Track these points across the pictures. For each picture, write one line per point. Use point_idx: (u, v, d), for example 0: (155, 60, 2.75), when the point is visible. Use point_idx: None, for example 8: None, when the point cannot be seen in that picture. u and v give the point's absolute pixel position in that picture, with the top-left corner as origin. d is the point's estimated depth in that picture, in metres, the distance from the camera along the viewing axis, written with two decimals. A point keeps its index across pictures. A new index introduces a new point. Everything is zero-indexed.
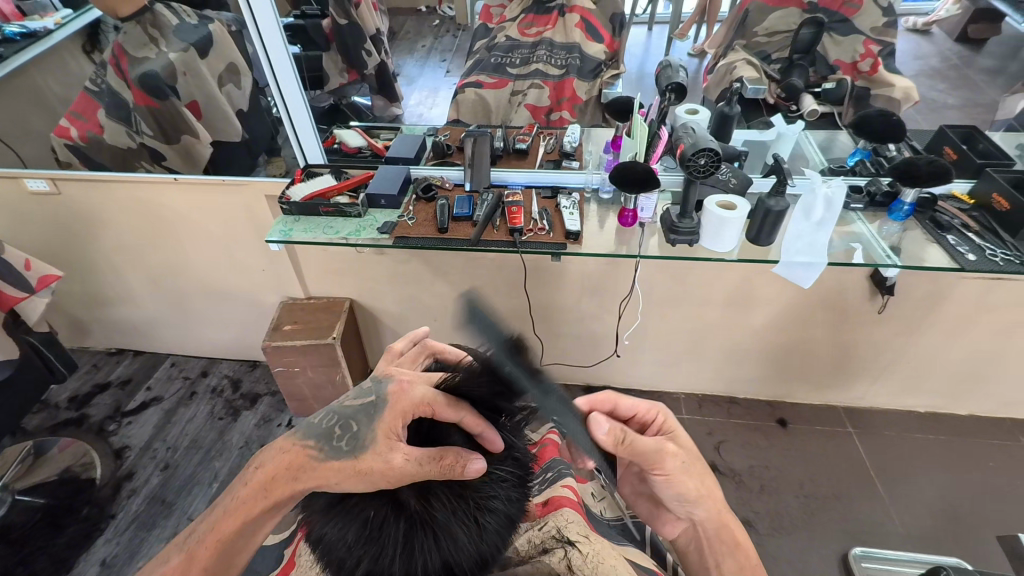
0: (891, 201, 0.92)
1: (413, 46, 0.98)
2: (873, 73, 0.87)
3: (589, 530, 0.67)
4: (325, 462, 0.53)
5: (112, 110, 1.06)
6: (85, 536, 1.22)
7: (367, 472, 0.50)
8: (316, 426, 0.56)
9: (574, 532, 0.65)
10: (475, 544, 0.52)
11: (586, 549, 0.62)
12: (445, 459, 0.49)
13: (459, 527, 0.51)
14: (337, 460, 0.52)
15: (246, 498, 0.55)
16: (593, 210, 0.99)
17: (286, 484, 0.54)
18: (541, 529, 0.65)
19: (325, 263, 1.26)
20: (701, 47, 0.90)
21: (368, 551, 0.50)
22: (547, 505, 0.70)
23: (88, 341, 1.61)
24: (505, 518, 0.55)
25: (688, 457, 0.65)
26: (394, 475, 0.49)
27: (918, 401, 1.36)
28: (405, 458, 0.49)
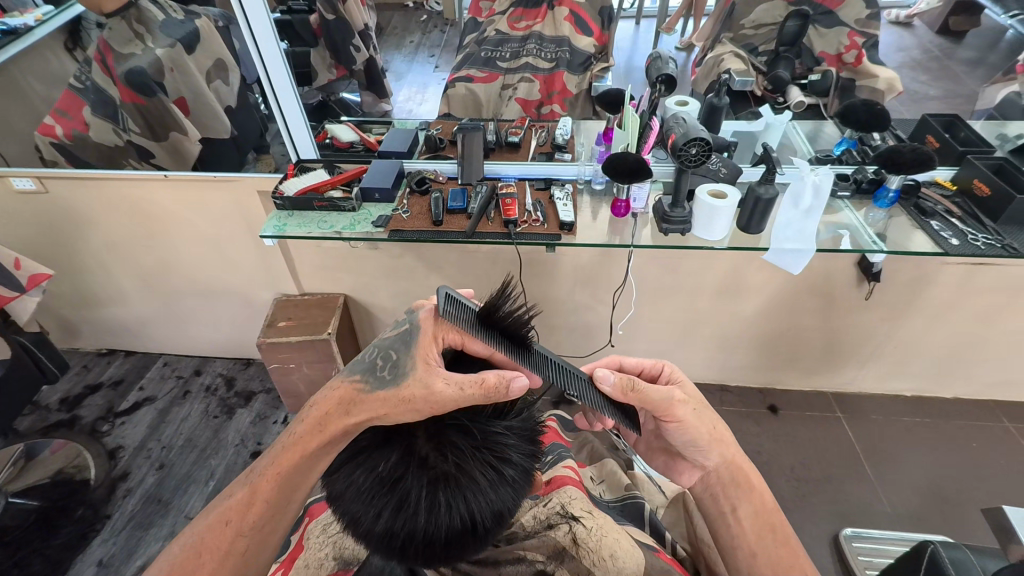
0: (876, 189, 0.94)
1: (402, 42, 0.98)
2: (857, 64, 0.88)
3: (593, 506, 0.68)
4: (370, 396, 0.51)
5: (96, 106, 1.04)
6: (79, 537, 1.21)
7: (415, 398, 0.48)
8: (362, 362, 0.55)
9: (577, 508, 0.66)
10: (496, 495, 0.49)
11: (590, 524, 0.63)
12: (490, 382, 0.50)
13: (480, 477, 0.48)
14: (383, 390, 0.51)
15: (302, 434, 0.53)
16: (586, 202, 0.99)
17: (339, 422, 0.52)
18: (546, 505, 0.66)
19: (318, 259, 1.26)
20: (688, 41, 0.93)
21: (389, 503, 0.47)
22: (552, 482, 0.70)
23: (77, 342, 1.59)
24: (524, 468, 0.53)
25: (698, 403, 0.63)
26: (438, 401, 0.48)
27: (904, 386, 1.40)
28: (446, 382, 0.48)
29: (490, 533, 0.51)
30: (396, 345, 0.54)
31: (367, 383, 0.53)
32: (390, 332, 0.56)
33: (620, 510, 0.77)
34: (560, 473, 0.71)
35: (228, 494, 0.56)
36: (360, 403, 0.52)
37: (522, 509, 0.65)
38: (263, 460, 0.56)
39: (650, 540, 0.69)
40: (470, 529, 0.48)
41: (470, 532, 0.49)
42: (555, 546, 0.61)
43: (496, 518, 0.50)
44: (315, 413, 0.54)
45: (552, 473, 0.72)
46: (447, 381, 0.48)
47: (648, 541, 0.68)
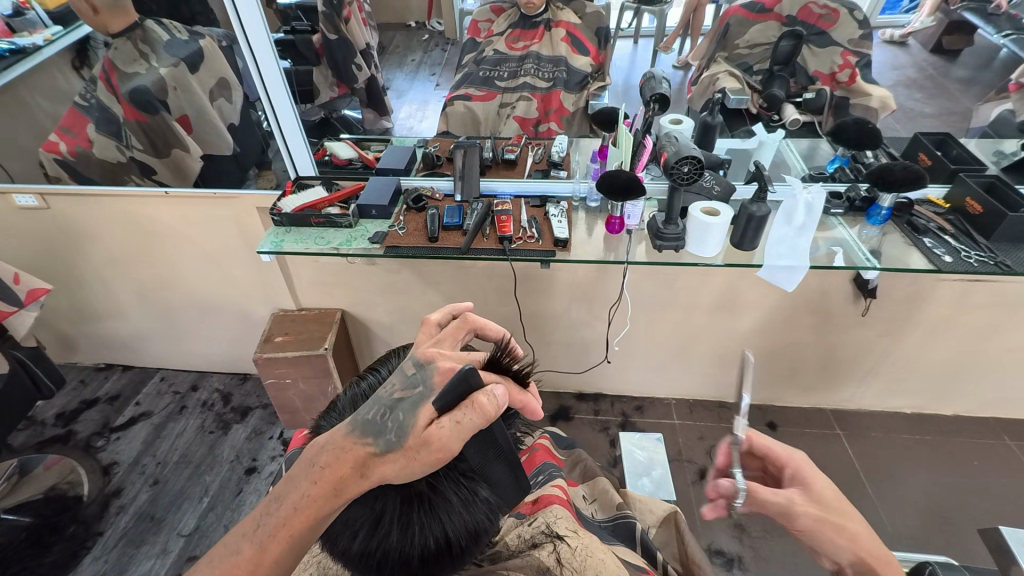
0: (869, 206, 0.95)
1: (403, 61, 0.98)
2: (851, 83, 0.90)
3: (579, 526, 0.67)
4: (382, 458, 0.47)
5: (101, 125, 1.06)
6: (70, 555, 1.20)
7: (420, 447, 0.46)
8: (368, 420, 0.49)
9: (563, 528, 0.65)
10: (471, 515, 0.50)
11: (575, 543, 0.62)
12: (486, 410, 0.47)
13: (453, 495, 0.50)
14: (397, 450, 0.47)
15: (315, 498, 0.47)
16: (582, 218, 1.00)
17: (355, 487, 0.47)
18: (531, 525, 0.66)
19: (315, 274, 1.27)
20: (685, 59, 0.93)
21: (365, 521, 0.49)
22: (537, 503, 0.70)
23: (75, 356, 1.59)
24: (505, 489, 0.53)
25: None
26: (445, 453, 0.46)
27: (903, 403, 1.39)
28: (441, 425, 0.47)
29: (468, 555, 0.51)
30: (401, 404, 0.49)
31: (378, 444, 0.47)
32: (399, 391, 0.51)
33: (611, 529, 0.76)
34: (547, 492, 0.71)
35: (233, 552, 0.47)
36: (373, 465, 0.47)
37: (507, 529, 0.65)
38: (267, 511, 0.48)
39: (639, 562, 0.67)
40: (446, 550, 0.49)
41: (445, 553, 0.49)
42: (539, 565, 0.59)
43: (472, 540, 0.51)
44: (330, 474, 0.47)
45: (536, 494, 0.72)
46: (441, 423, 0.47)
47: (636, 563, 0.66)
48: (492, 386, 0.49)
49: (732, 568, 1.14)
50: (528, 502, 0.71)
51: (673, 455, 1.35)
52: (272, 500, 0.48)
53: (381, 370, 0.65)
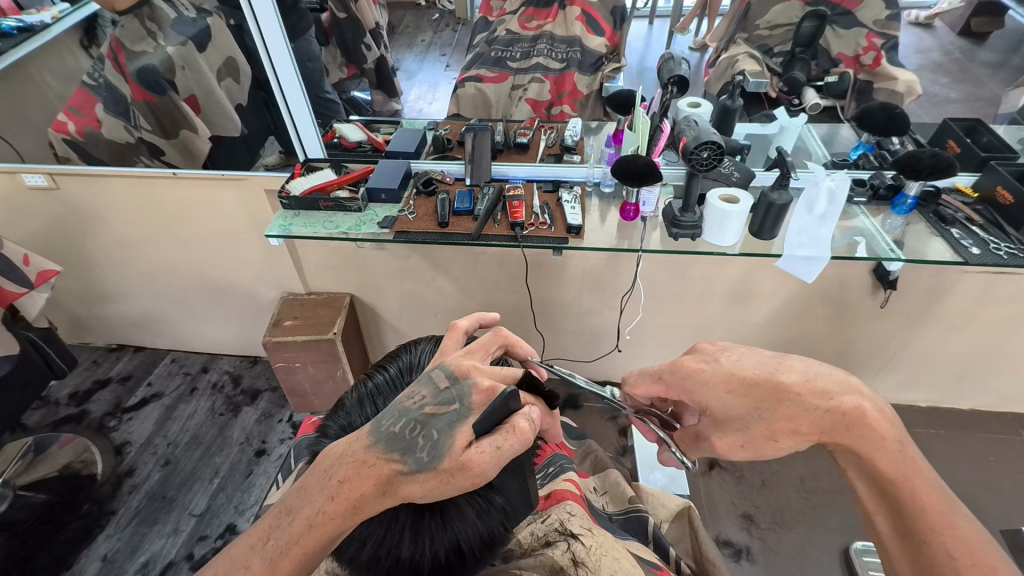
0: (894, 194, 0.92)
1: (414, 41, 1.01)
2: (875, 66, 0.87)
3: (593, 523, 0.66)
4: (410, 477, 0.47)
5: (108, 103, 1.05)
6: (85, 533, 1.22)
7: (456, 470, 0.48)
8: (393, 435, 0.49)
9: (576, 525, 0.64)
10: (485, 525, 0.51)
11: (589, 542, 0.61)
12: (525, 435, 0.50)
13: (467, 506, 0.51)
14: (425, 473, 0.47)
15: (330, 517, 0.45)
16: (595, 205, 0.97)
17: (374, 505, 0.47)
18: (543, 522, 0.65)
19: (324, 258, 1.26)
20: (702, 41, 0.91)
21: (377, 529, 0.49)
22: (551, 498, 0.68)
23: (87, 337, 1.61)
24: (517, 499, 0.55)
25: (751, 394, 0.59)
26: (480, 474, 0.48)
27: (918, 396, 1.36)
28: (482, 450, 0.48)
29: (479, 566, 0.52)
30: (435, 422, 0.51)
31: (407, 462, 0.47)
32: (430, 407, 0.52)
33: (622, 524, 0.75)
34: (560, 488, 0.69)
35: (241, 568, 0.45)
36: (399, 483, 0.47)
37: (520, 527, 0.65)
38: (278, 526, 0.46)
39: (653, 557, 0.67)
40: (458, 562, 0.49)
41: (458, 564, 0.49)
42: (552, 565, 0.58)
43: (484, 551, 0.52)
44: (349, 492, 0.46)
45: (549, 488, 0.70)
46: (482, 447, 0.49)
47: (650, 558, 0.65)
48: (529, 410, 0.52)
49: (740, 557, 1.14)
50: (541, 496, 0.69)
51: None
52: (284, 513, 0.46)
53: (390, 368, 0.64)
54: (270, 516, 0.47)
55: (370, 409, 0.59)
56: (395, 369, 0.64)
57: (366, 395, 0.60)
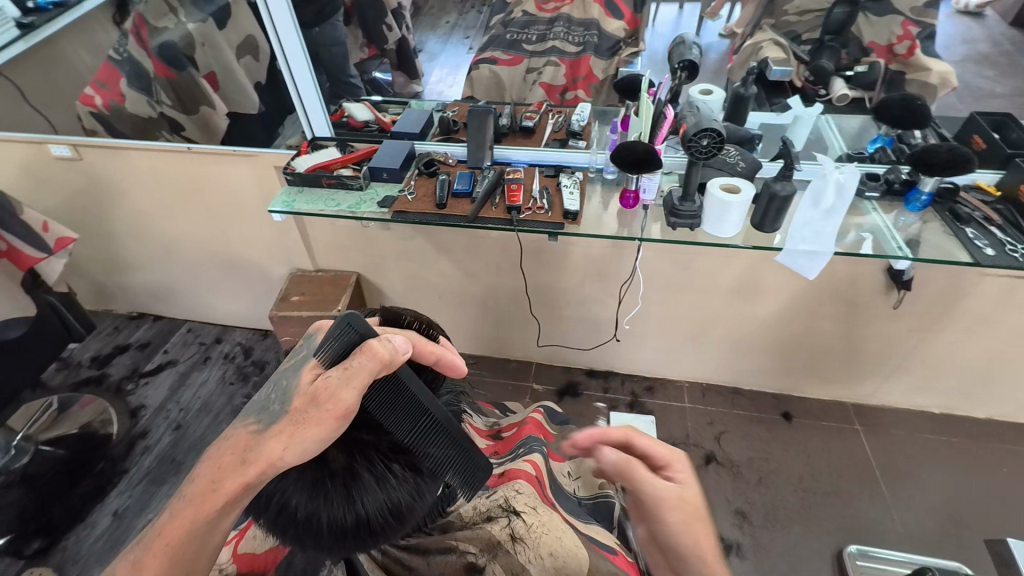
0: (909, 190, 0.88)
1: (438, 22, 0.97)
2: (908, 56, 0.83)
3: (541, 502, 0.68)
4: (266, 434, 0.46)
5: (132, 79, 1.11)
6: (99, 489, 1.29)
7: (308, 402, 0.46)
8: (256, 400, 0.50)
9: (522, 503, 0.66)
10: (397, 495, 0.48)
11: (531, 520, 0.64)
12: (382, 355, 0.47)
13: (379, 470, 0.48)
14: (276, 422, 0.47)
15: (190, 500, 0.45)
16: (596, 192, 0.96)
17: (235, 476, 0.45)
18: (489, 498, 0.67)
19: (331, 236, 1.28)
20: (732, 27, 0.88)
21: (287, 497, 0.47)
22: (504, 476, 0.71)
23: (111, 304, 1.68)
24: (437, 462, 0.51)
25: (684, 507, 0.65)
26: (342, 409, 0.45)
27: (930, 402, 1.32)
28: (328, 377, 0.47)
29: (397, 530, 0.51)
30: (287, 372, 0.50)
31: (261, 421, 0.47)
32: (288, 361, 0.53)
33: (591, 509, 0.78)
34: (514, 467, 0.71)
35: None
36: (255, 446, 0.46)
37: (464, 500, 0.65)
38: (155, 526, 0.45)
39: (608, 539, 0.70)
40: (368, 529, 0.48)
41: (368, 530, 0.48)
42: (489, 540, 0.61)
43: (390, 519, 0.49)
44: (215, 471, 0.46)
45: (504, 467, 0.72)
46: (330, 374, 0.47)
47: (601, 538, 0.69)
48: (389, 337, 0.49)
49: (729, 553, 1.13)
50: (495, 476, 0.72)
51: (681, 438, 1.32)
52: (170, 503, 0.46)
53: None
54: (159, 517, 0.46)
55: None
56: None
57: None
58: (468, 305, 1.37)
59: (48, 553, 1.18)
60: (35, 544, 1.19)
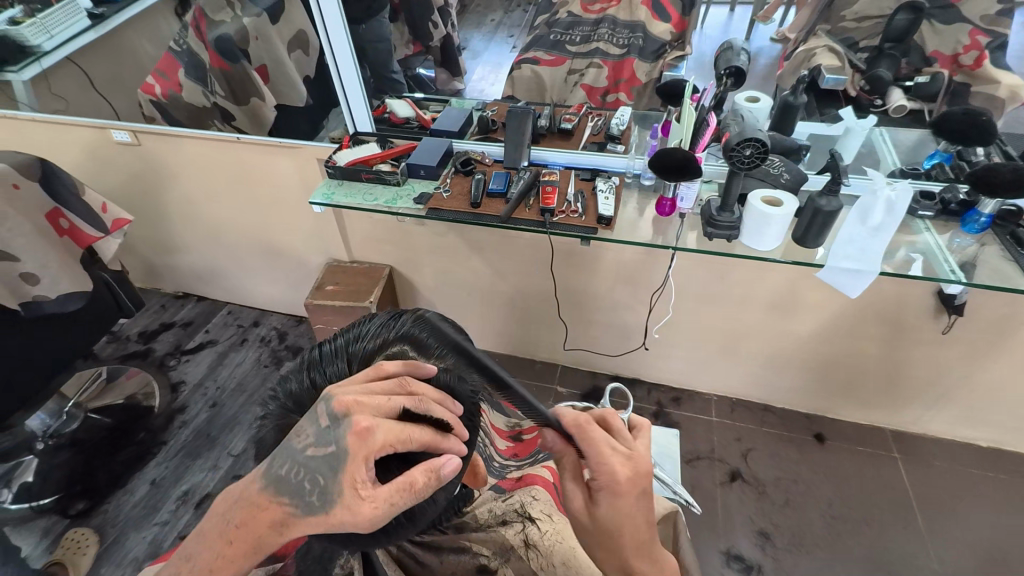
0: (966, 211, 0.84)
1: (483, 20, 1.03)
2: (976, 67, 0.78)
3: (556, 508, 0.71)
4: (304, 519, 0.48)
5: (191, 70, 1.18)
6: (139, 458, 1.36)
7: (360, 490, 0.46)
8: (282, 476, 0.48)
9: (536, 510, 0.71)
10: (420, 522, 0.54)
11: (547, 527, 0.69)
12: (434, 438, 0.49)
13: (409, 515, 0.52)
14: (316, 515, 0.47)
15: (230, 558, 0.48)
16: (632, 197, 0.95)
17: (273, 540, 0.49)
18: (506, 501, 0.72)
19: (367, 228, 1.30)
20: (785, 32, 0.86)
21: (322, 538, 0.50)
22: (521, 480, 0.73)
23: (159, 283, 1.76)
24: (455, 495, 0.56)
25: None
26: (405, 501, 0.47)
27: (977, 434, 1.25)
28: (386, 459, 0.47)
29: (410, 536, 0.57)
30: (318, 463, 0.47)
31: (297, 505, 0.48)
32: (311, 445, 0.47)
33: None
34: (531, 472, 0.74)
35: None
36: (291, 524, 0.48)
37: (481, 501, 0.71)
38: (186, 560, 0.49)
39: None
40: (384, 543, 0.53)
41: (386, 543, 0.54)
42: (502, 543, 0.67)
43: (402, 518, 0.50)
44: (247, 533, 0.49)
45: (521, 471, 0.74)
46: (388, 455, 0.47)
47: None
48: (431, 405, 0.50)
49: None
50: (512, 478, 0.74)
51: (706, 452, 1.29)
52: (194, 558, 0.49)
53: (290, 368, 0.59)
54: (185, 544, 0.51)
55: (297, 383, 0.54)
56: (342, 338, 0.57)
57: (300, 368, 0.56)
58: (496, 304, 1.38)
59: (90, 515, 1.26)
60: (79, 505, 1.27)
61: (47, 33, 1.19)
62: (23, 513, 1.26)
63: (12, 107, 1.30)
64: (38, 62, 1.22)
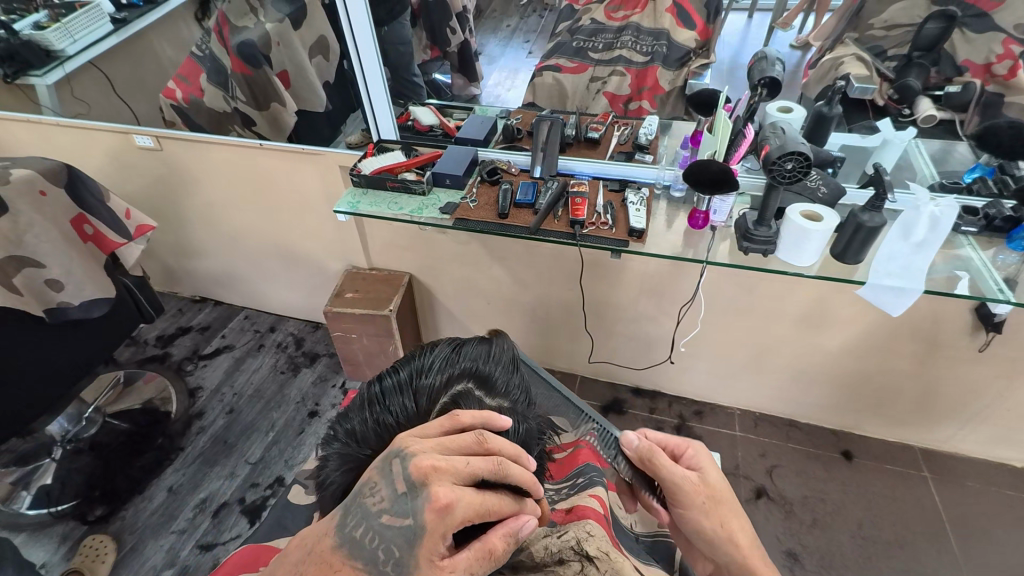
0: (1011, 228, 0.81)
1: (499, 25, 0.99)
2: (1010, 78, 0.74)
3: (612, 546, 0.64)
4: None
5: (213, 75, 1.17)
6: (157, 464, 1.35)
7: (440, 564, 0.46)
8: (354, 539, 0.47)
9: (593, 548, 0.62)
10: None
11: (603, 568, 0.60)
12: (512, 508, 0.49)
13: None
14: None
15: None
16: (662, 208, 0.93)
17: None
18: (560, 538, 0.62)
19: (388, 235, 1.29)
20: (805, 39, 0.83)
21: None
22: (570, 513, 0.68)
23: (176, 287, 1.76)
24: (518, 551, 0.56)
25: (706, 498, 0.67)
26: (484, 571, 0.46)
27: (1011, 454, 1.21)
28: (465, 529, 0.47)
29: None
30: (392, 532, 0.46)
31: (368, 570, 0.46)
32: (386, 511, 0.47)
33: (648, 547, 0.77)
34: (583, 506, 0.68)
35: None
36: None
37: (534, 538, 0.62)
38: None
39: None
40: None
41: None
42: None
43: None
44: None
45: (569, 502, 0.70)
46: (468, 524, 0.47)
47: None
48: (510, 467, 0.49)
49: None
50: (561, 509, 0.69)
51: (730, 468, 1.26)
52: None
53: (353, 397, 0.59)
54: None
55: (361, 423, 0.55)
56: (405, 371, 0.58)
57: (362, 406, 0.56)
58: (516, 313, 1.36)
59: (108, 521, 1.25)
60: (97, 511, 1.27)
61: (70, 38, 1.20)
62: (41, 518, 1.26)
63: (36, 110, 1.31)
64: (61, 66, 1.23)
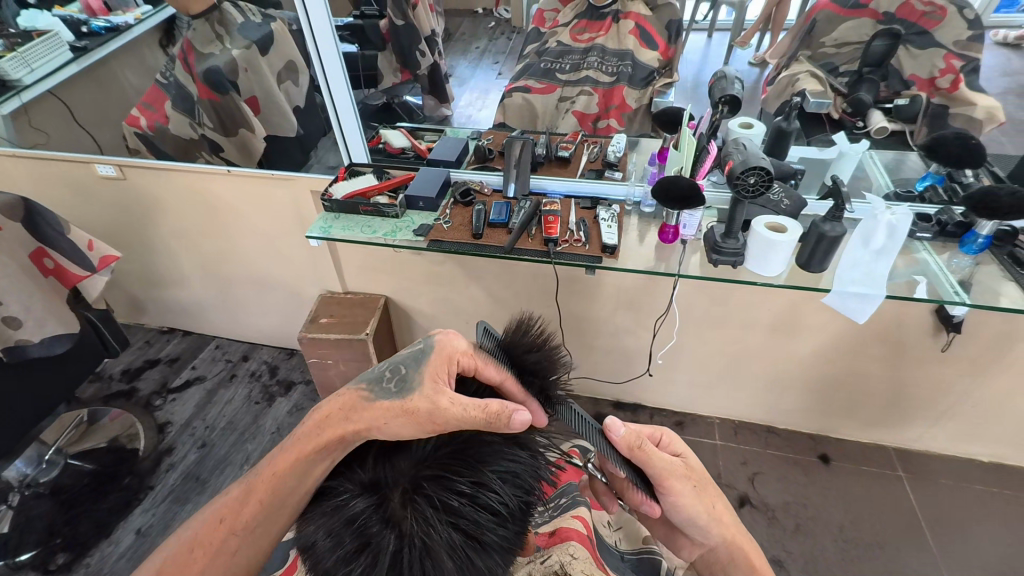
0: (963, 232, 0.86)
1: (468, 48, 0.98)
2: (953, 90, 0.77)
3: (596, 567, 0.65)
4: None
5: (179, 104, 1.14)
6: (124, 505, 1.29)
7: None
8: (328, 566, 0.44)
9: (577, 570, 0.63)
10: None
11: None
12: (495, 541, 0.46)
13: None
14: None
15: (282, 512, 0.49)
16: (633, 223, 0.95)
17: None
18: (543, 563, 0.63)
19: (363, 259, 1.28)
20: (763, 56, 0.84)
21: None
22: (554, 536, 0.67)
23: (143, 318, 1.71)
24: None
25: (696, 480, 0.64)
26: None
27: (979, 449, 1.25)
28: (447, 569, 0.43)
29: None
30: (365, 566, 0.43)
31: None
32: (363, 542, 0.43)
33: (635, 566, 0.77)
34: (565, 527, 0.68)
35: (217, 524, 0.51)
36: None
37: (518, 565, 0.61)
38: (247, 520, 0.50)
39: None
40: None
41: None
42: None
43: None
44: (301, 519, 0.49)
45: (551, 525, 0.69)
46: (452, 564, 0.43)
47: None
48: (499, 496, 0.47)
49: None
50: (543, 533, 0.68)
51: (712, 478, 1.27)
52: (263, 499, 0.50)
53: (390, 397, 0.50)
54: (224, 503, 0.52)
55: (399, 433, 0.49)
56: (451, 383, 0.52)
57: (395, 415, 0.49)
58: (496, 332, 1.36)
59: (72, 569, 1.19)
60: (60, 559, 1.20)
61: (28, 67, 1.17)
62: None
63: None
64: (18, 97, 1.20)
